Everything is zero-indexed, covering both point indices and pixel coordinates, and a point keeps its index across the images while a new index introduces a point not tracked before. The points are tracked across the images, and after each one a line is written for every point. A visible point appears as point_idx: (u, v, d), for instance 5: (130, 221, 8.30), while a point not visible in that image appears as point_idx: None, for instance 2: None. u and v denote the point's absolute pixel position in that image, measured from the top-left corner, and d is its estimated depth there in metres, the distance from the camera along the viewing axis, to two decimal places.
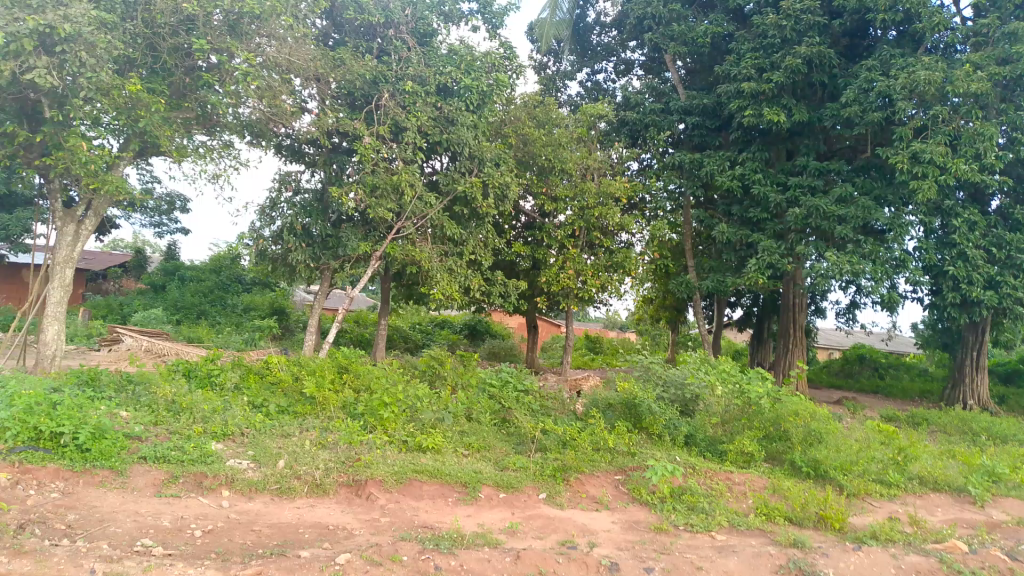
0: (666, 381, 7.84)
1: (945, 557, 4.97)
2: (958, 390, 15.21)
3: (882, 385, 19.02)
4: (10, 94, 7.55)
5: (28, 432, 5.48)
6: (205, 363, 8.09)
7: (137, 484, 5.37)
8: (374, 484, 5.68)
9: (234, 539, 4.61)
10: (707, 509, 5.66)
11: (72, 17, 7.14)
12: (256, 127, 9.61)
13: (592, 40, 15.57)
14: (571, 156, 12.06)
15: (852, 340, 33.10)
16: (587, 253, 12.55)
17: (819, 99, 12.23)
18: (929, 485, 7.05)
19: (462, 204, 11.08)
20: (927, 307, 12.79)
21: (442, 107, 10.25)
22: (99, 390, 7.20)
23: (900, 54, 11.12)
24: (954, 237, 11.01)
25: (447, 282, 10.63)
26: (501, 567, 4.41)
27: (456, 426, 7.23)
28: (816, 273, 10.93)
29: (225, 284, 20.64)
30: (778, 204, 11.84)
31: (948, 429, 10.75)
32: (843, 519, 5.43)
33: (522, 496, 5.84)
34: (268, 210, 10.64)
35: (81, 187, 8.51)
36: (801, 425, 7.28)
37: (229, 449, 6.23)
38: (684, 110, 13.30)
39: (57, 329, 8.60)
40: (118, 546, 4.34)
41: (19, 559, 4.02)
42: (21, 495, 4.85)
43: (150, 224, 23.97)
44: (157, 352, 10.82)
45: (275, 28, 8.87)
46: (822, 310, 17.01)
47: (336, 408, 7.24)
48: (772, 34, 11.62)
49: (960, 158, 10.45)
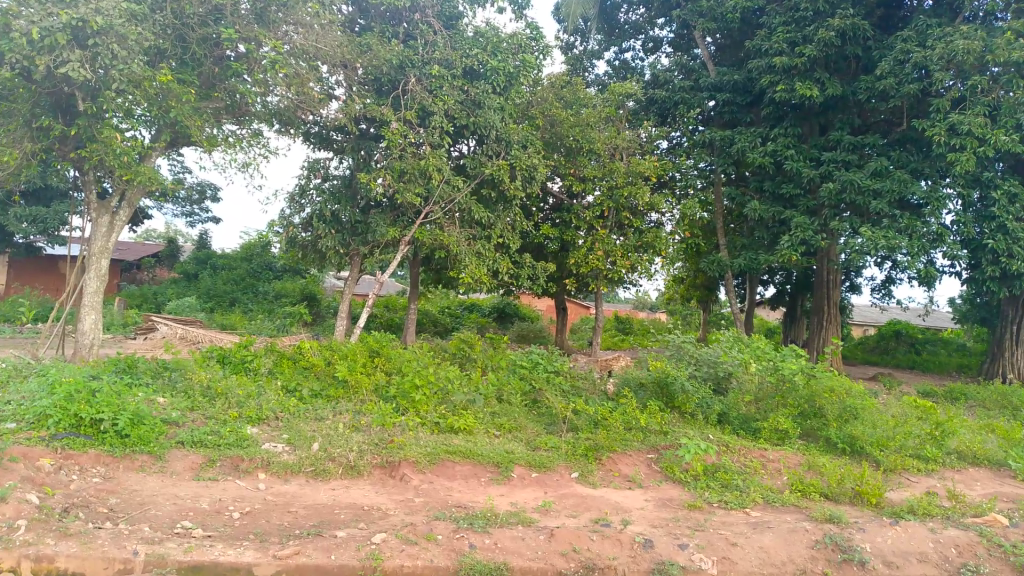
0: (698, 359, 7.68)
1: (985, 531, 4.92)
2: (997, 363, 14.92)
3: (919, 360, 18.74)
4: (45, 88, 7.71)
5: (69, 419, 5.58)
6: (240, 350, 8.21)
7: (175, 468, 5.48)
8: (408, 465, 5.74)
9: (271, 521, 4.68)
10: (742, 486, 5.63)
11: (103, 10, 7.22)
12: (285, 115, 9.68)
13: (619, 18, 15.26)
14: (599, 136, 11.95)
15: (886, 317, 32.66)
16: (616, 233, 12.47)
17: (853, 73, 11.96)
18: (968, 459, 6.95)
19: (489, 187, 11.05)
20: (965, 281, 12.56)
21: (469, 90, 10.22)
22: (137, 377, 7.34)
23: (937, 24, 10.86)
24: (993, 210, 10.76)
25: (476, 266, 10.69)
26: (536, 545, 4.43)
27: (488, 407, 7.28)
28: (851, 249, 10.74)
29: (258, 271, 20.85)
30: (811, 179, 11.65)
31: (987, 404, 10.57)
32: (880, 495, 5.37)
33: (554, 476, 5.87)
34: (297, 198, 10.74)
35: (115, 178, 8.64)
36: (837, 401, 7.20)
37: (265, 432, 6.33)
38: (714, 86, 13.09)
39: (95, 318, 8.77)
40: (159, 529, 4.44)
41: (65, 541, 4.15)
42: (64, 479, 4.97)
43: (183, 214, 24.28)
44: (191, 339, 10.99)
45: (302, 16, 8.94)
46: (857, 287, 16.76)
47: (369, 392, 7.31)
48: (805, 7, 11.38)
49: (1001, 129, 10.18)
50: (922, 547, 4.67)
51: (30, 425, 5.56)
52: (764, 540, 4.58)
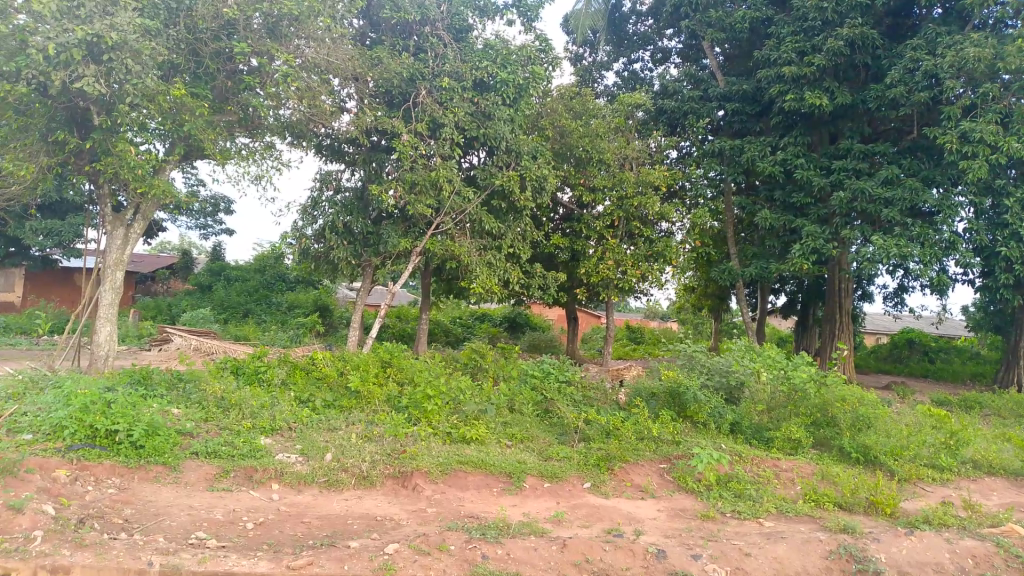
0: (711, 369, 7.74)
1: (1002, 542, 4.88)
2: (1012, 372, 14.85)
3: (933, 369, 18.64)
4: (60, 103, 7.81)
5: (84, 430, 5.64)
6: (253, 361, 8.24)
7: (189, 479, 5.51)
8: (420, 475, 5.74)
9: (285, 531, 4.70)
10: (755, 497, 5.61)
11: (118, 25, 7.31)
12: (297, 127, 9.75)
13: (628, 29, 15.36)
14: (609, 147, 11.96)
15: (899, 324, 32.67)
16: (626, 243, 12.46)
17: (862, 81, 11.97)
18: (983, 468, 6.91)
19: (500, 198, 11.12)
20: (978, 289, 12.51)
21: (479, 102, 10.31)
22: (151, 389, 7.38)
23: (946, 33, 10.86)
24: (1006, 218, 10.71)
25: (487, 276, 10.74)
26: (548, 555, 4.42)
27: (499, 417, 7.29)
28: (862, 258, 10.68)
29: (270, 282, 21.00)
30: (822, 188, 11.62)
31: (1002, 414, 10.48)
32: (894, 505, 5.34)
33: (567, 486, 5.86)
34: (310, 210, 10.82)
35: (129, 192, 8.74)
36: (850, 410, 7.17)
37: (277, 443, 6.36)
38: (724, 96, 13.21)
39: (110, 330, 8.83)
40: (174, 539, 4.47)
41: (81, 552, 4.18)
42: (80, 490, 5.01)
43: (195, 226, 24.46)
44: (205, 350, 11.05)
45: (314, 30, 8.99)
46: (869, 296, 16.70)
47: (381, 402, 7.34)
48: (813, 17, 11.37)
49: (1013, 136, 10.14)
50: (938, 557, 4.64)
51: (46, 437, 5.63)
52: (778, 550, 4.56)
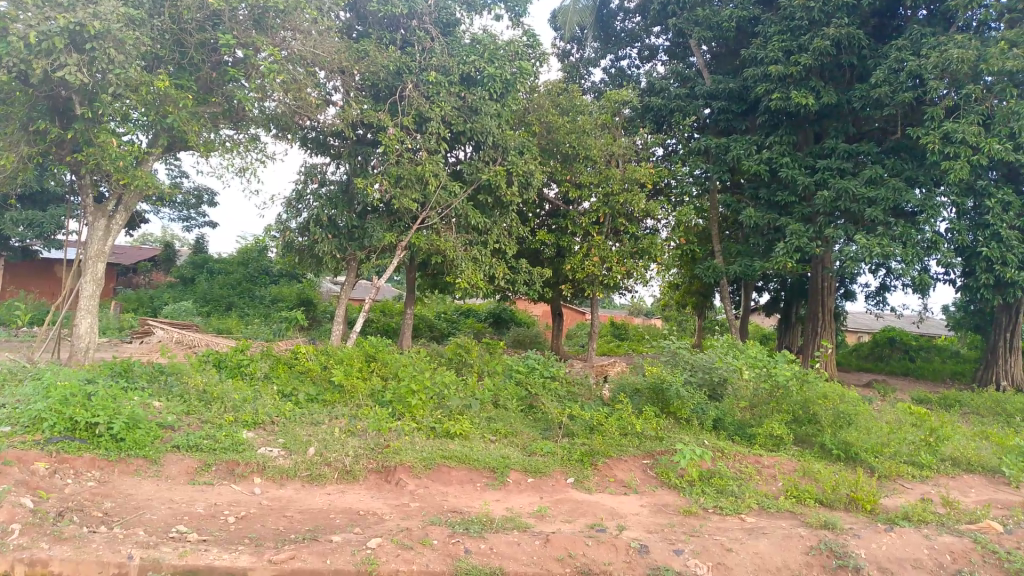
0: (693, 365, 7.78)
1: (979, 538, 4.93)
2: (991, 371, 14.99)
3: (913, 368, 18.82)
4: (41, 92, 7.71)
5: (64, 422, 5.59)
6: (236, 354, 8.18)
7: (170, 472, 5.47)
8: (403, 470, 5.73)
9: (267, 525, 4.68)
10: (737, 492, 5.63)
11: (101, 14, 7.21)
12: (282, 120, 9.64)
13: (615, 26, 15.36)
14: (595, 143, 11.95)
15: (880, 324, 33.03)
16: (612, 240, 12.49)
17: (848, 81, 12.02)
18: (962, 466, 6.97)
19: (485, 193, 11.07)
20: (959, 289, 12.63)
21: (466, 96, 10.27)
22: (132, 381, 7.32)
23: (931, 34, 10.92)
24: (987, 219, 10.83)
25: (472, 271, 10.72)
26: (531, 550, 4.43)
27: (483, 412, 7.31)
28: (845, 256, 10.76)
29: (254, 276, 20.86)
30: (807, 187, 11.69)
31: (981, 412, 10.60)
32: (874, 501, 5.39)
33: (550, 481, 5.87)
34: (295, 203, 10.78)
35: (111, 182, 8.63)
36: (831, 407, 7.19)
37: (260, 437, 6.31)
38: (710, 94, 13.22)
39: (90, 322, 8.73)
40: (154, 533, 4.43)
41: (60, 546, 4.14)
42: (59, 483, 4.97)
43: (178, 218, 24.31)
44: (187, 343, 10.97)
45: (301, 22, 8.92)
46: (851, 294, 16.83)
47: (365, 396, 7.31)
48: (800, 16, 11.42)
49: (994, 138, 10.24)
50: (917, 553, 4.67)
51: (25, 429, 5.57)
52: (758, 545, 4.58)
